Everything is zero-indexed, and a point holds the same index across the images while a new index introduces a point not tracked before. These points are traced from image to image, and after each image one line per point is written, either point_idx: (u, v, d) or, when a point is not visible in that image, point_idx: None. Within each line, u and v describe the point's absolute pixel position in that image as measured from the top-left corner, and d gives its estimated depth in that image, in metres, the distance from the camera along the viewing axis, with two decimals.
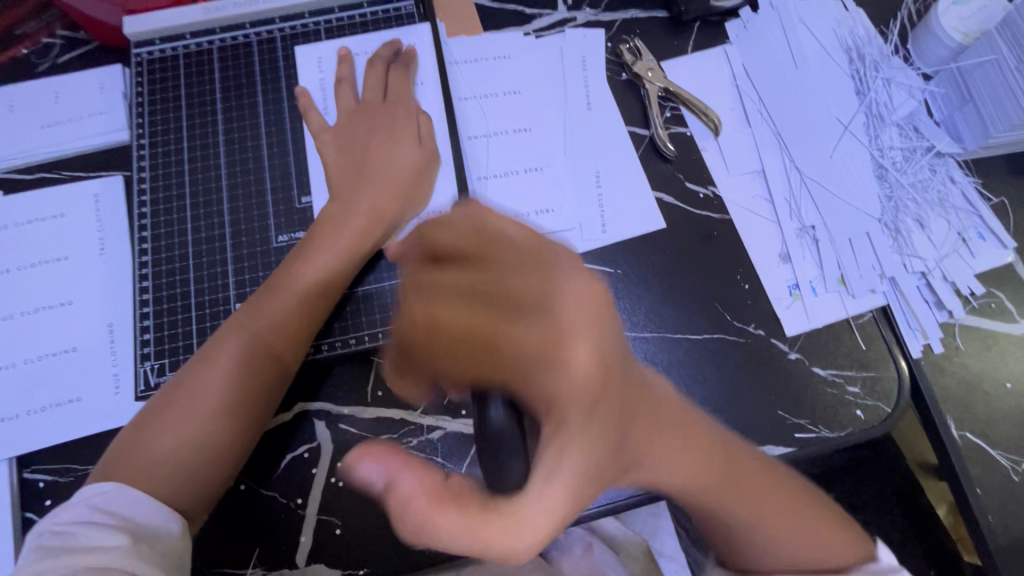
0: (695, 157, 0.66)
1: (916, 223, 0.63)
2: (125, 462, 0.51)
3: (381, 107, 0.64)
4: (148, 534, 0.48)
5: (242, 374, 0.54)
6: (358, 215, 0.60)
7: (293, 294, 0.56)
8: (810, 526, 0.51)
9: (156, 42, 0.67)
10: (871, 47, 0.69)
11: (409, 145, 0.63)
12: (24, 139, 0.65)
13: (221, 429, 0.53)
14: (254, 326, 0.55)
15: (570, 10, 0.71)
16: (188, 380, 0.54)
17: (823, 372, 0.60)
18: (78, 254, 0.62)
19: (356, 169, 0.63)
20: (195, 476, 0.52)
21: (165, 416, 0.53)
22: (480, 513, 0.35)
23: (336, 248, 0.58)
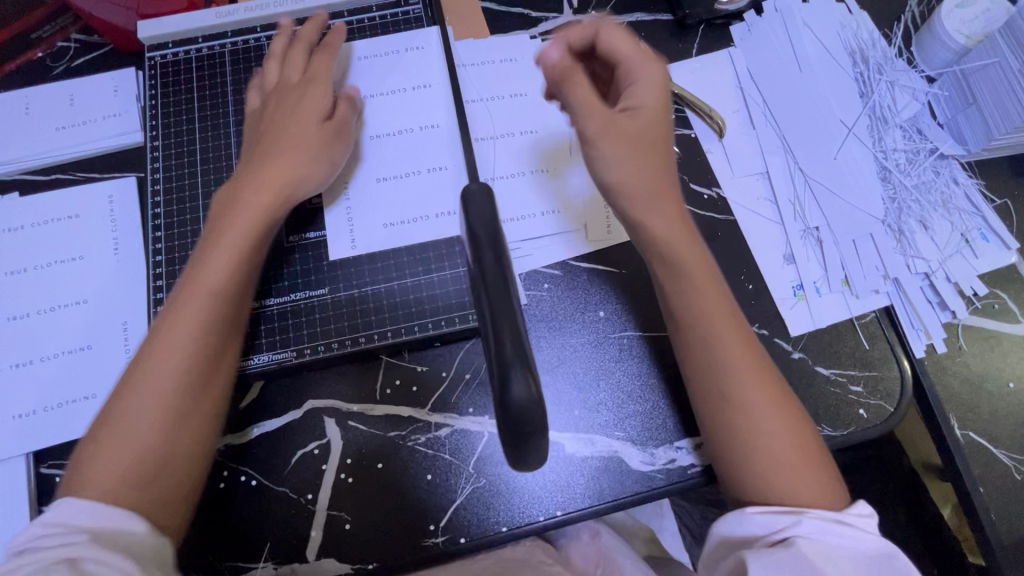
0: (700, 159, 0.67)
1: (919, 224, 0.64)
2: (68, 491, 0.45)
3: (296, 86, 0.61)
4: (99, 532, 0.44)
5: (159, 373, 0.48)
6: (262, 189, 0.55)
7: (198, 285, 0.51)
8: (811, 443, 0.49)
9: (169, 46, 0.68)
10: (874, 50, 0.69)
11: (311, 113, 0.59)
12: (41, 141, 0.66)
13: (157, 430, 0.47)
14: (166, 324, 0.50)
15: (576, 14, 0.72)
16: (111, 404, 0.48)
17: (827, 372, 0.61)
18: (93, 254, 0.63)
19: (258, 144, 0.58)
20: (156, 483, 0.47)
21: (97, 437, 0.47)
22: (751, 357, 0.51)
23: (248, 225, 0.53)
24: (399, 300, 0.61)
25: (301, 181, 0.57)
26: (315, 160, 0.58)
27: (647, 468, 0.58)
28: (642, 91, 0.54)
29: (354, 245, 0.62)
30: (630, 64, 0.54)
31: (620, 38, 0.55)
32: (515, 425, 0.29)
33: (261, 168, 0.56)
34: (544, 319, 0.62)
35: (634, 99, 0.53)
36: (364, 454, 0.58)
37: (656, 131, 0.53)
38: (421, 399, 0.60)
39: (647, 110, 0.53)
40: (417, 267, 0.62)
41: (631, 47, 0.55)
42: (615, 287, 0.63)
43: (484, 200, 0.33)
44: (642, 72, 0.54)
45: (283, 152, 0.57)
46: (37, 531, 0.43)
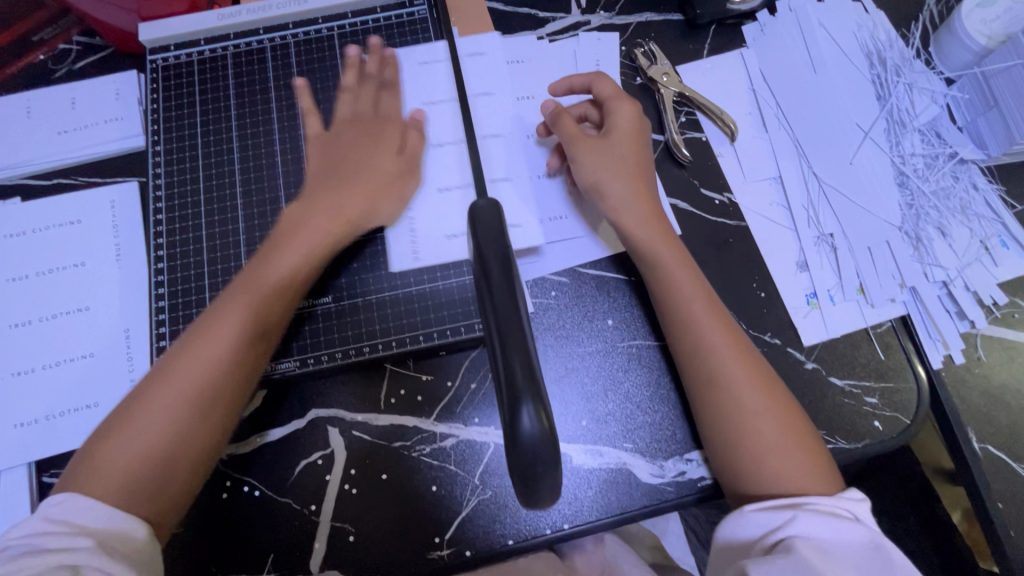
0: (711, 164, 0.65)
1: (937, 231, 0.62)
2: (83, 476, 0.47)
3: (371, 120, 0.61)
4: (114, 532, 0.45)
5: (200, 376, 0.50)
6: (334, 213, 0.57)
7: (255, 289, 0.53)
8: (801, 453, 0.52)
9: (171, 49, 0.67)
10: (892, 51, 0.67)
11: (389, 152, 0.59)
12: (42, 145, 0.66)
13: (183, 428, 0.49)
14: (213, 325, 0.52)
15: (584, 14, 0.71)
16: (141, 393, 0.50)
17: (841, 383, 0.59)
18: (95, 260, 0.63)
19: (330, 173, 0.59)
20: (163, 484, 0.48)
21: (122, 425, 0.49)
22: (743, 366, 0.54)
23: (307, 247, 0.55)
24: (404, 308, 0.60)
25: (371, 215, 0.58)
26: (384, 199, 0.58)
27: (656, 481, 0.57)
28: (625, 126, 0.60)
29: (416, 258, 0.59)
30: (613, 104, 0.61)
31: (607, 83, 0.62)
32: (525, 471, 0.26)
33: (328, 198, 0.57)
34: (550, 328, 0.61)
35: (618, 133, 0.60)
36: (368, 464, 0.58)
37: (636, 160, 0.60)
38: (426, 408, 0.59)
39: (628, 143, 0.60)
40: (422, 275, 0.61)
41: (616, 92, 0.62)
42: (624, 295, 0.62)
43: (492, 214, 0.32)
44: (628, 110, 0.61)
45: (351, 187, 0.57)
46: (58, 524, 0.45)
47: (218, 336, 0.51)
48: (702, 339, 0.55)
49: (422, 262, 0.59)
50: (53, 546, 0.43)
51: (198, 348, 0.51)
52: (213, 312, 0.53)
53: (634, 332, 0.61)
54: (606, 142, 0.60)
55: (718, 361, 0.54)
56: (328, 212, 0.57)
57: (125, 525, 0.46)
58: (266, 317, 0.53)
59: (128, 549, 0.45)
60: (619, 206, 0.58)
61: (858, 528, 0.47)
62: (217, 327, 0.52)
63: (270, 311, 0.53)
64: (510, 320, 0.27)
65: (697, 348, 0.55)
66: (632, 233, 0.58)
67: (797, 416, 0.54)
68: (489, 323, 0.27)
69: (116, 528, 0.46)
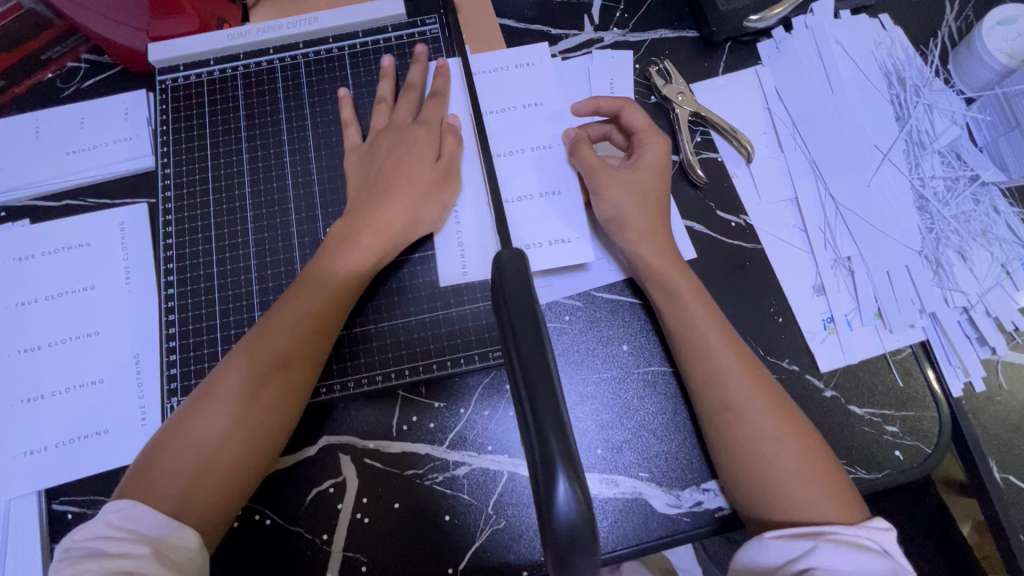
0: (727, 185, 0.64)
1: (959, 255, 0.61)
2: (143, 483, 0.48)
3: (408, 128, 0.61)
4: (170, 541, 0.45)
5: (263, 383, 0.51)
6: (377, 234, 0.57)
7: (320, 295, 0.55)
8: (830, 487, 0.50)
9: (180, 69, 0.66)
10: (911, 70, 0.66)
11: (429, 161, 0.60)
12: (51, 166, 0.65)
13: (244, 435, 0.50)
14: (273, 330, 0.53)
15: (597, 31, 0.70)
16: (200, 400, 0.51)
17: (860, 411, 0.58)
18: (105, 283, 0.62)
19: (371, 186, 0.59)
20: (217, 490, 0.49)
21: (183, 431, 0.50)
22: (766, 395, 0.53)
23: (361, 260, 0.56)
24: (416, 335, 0.59)
25: (417, 225, 0.59)
26: (427, 208, 0.59)
27: (672, 511, 0.56)
28: (652, 162, 0.60)
29: (465, 272, 0.61)
30: (643, 138, 0.61)
31: (639, 116, 0.62)
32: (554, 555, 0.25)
33: (373, 212, 0.58)
34: (564, 353, 0.60)
35: (643, 167, 0.60)
36: (380, 492, 0.57)
37: (659, 194, 0.60)
38: (438, 436, 0.58)
39: (654, 179, 0.60)
40: (436, 301, 0.60)
41: (648, 126, 0.61)
42: (638, 319, 0.61)
43: (520, 267, 0.32)
44: (655, 145, 0.60)
45: (396, 198, 0.58)
46: (116, 528, 0.45)
47: (271, 344, 0.53)
48: (721, 375, 0.53)
49: (470, 277, 0.61)
50: (112, 552, 0.43)
51: (253, 357, 0.52)
52: (273, 321, 0.54)
53: (649, 356, 0.60)
54: (633, 175, 0.59)
55: (739, 399, 0.52)
56: (379, 230, 0.57)
57: (181, 535, 0.46)
58: (325, 327, 0.54)
59: (181, 560, 0.45)
60: (637, 238, 0.58)
61: (878, 559, 0.46)
62: (280, 334, 0.53)
63: (328, 323, 0.54)
64: (540, 380, 0.27)
65: (715, 385, 0.53)
66: (647, 263, 0.57)
67: (824, 450, 0.52)
68: (519, 384, 0.27)
69: (172, 537, 0.45)
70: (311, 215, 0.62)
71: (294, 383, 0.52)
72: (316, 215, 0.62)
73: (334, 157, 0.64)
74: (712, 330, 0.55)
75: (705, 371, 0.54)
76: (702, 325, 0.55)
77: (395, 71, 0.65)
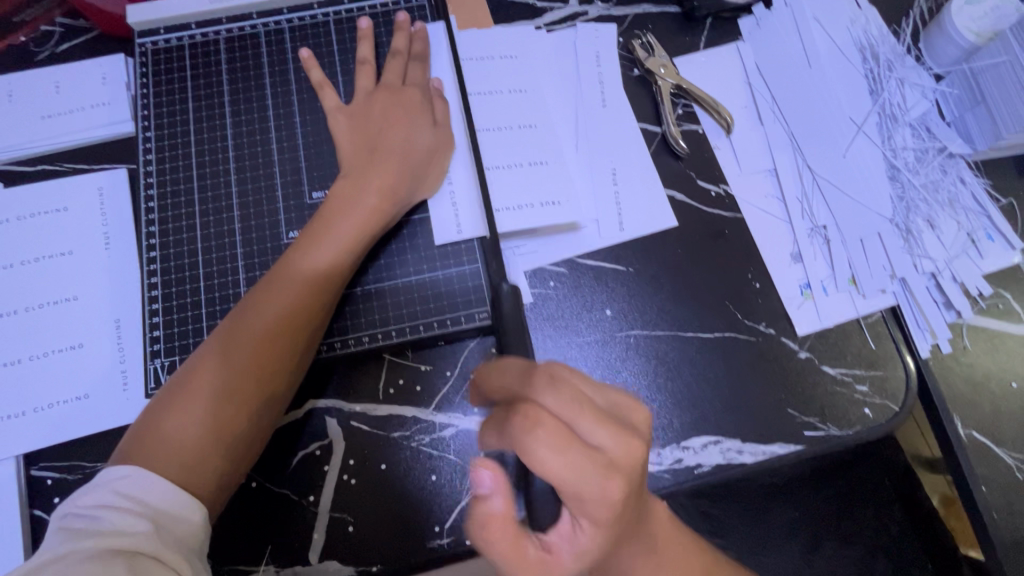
0: (708, 155, 0.66)
1: (927, 223, 0.63)
2: (146, 447, 0.48)
3: (394, 91, 0.62)
4: (171, 515, 0.46)
5: (262, 349, 0.51)
6: (378, 196, 0.57)
7: (316, 262, 0.54)
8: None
9: (161, 32, 0.65)
10: (884, 46, 0.68)
11: (426, 125, 0.61)
12: (25, 130, 0.64)
13: (240, 403, 0.50)
14: (269, 295, 0.53)
15: (581, 5, 0.71)
16: (195, 369, 0.51)
17: (833, 372, 0.61)
18: (83, 249, 0.61)
19: (363, 146, 0.60)
20: (218, 454, 0.49)
21: (184, 396, 0.49)
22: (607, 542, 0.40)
23: (358, 224, 0.56)
24: (404, 299, 0.59)
25: (417, 189, 0.59)
26: (420, 177, 0.59)
27: (653, 469, 0.57)
28: (594, 477, 0.38)
29: (459, 231, 0.60)
30: (563, 425, 0.38)
31: (562, 408, 0.39)
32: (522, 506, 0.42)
33: (370, 172, 0.58)
34: (549, 318, 0.61)
35: (555, 461, 0.37)
36: (367, 454, 0.57)
37: (608, 480, 0.38)
38: (424, 399, 0.59)
39: (592, 510, 0.38)
40: (423, 265, 0.60)
41: (575, 410, 0.39)
42: (623, 288, 0.62)
43: (514, 299, 0.58)
44: (601, 435, 0.39)
45: (390, 158, 0.59)
46: (121, 497, 0.45)
47: (268, 311, 0.52)
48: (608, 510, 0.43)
49: (463, 236, 0.60)
50: (109, 527, 0.43)
51: (250, 323, 0.52)
52: (264, 292, 0.53)
53: (637, 319, 0.62)
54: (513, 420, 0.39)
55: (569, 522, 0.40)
56: (371, 200, 0.57)
57: (181, 507, 0.46)
58: (321, 297, 0.54)
59: (182, 534, 0.46)
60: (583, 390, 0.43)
61: None
62: (272, 307, 0.52)
63: (323, 294, 0.54)
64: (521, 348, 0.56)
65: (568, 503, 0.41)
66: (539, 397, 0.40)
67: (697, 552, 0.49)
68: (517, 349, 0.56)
69: (174, 510, 0.46)
70: (296, 179, 0.62)
71: (288, 353, 0.52)
72: (302, 179, 0.62)
73: (319, 123, 0.63)
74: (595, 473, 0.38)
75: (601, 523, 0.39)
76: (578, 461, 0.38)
77: (372, 35, 0.65)
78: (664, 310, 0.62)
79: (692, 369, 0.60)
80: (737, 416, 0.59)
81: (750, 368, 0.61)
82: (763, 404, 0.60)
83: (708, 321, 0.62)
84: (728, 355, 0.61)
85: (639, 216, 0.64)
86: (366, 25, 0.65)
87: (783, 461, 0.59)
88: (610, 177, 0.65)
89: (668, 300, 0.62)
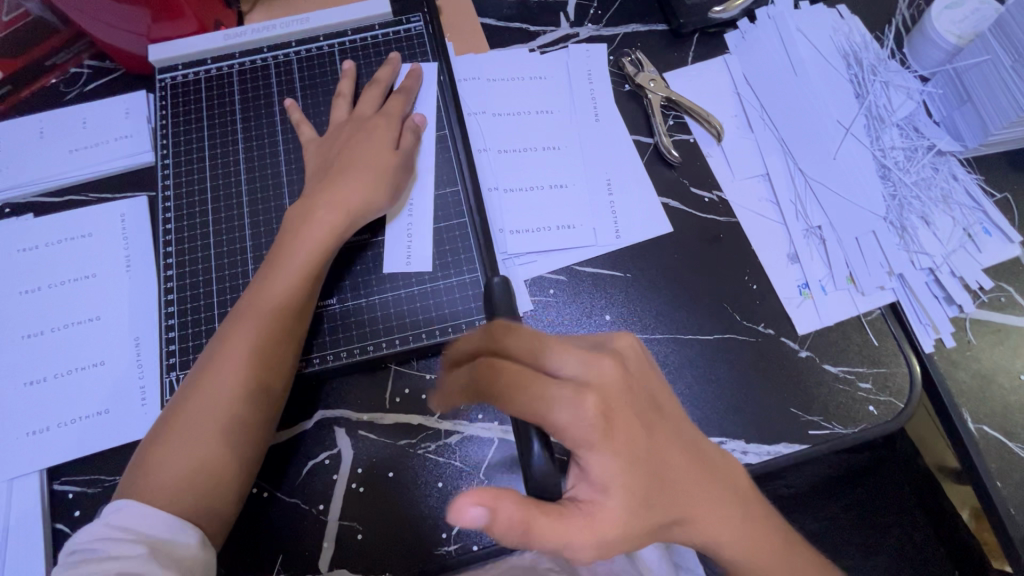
0: (700, 163, 0.68)
1: (921, 220, 0.64)
2: (141, 483, 0.50)
3: (368, 119, 0.65)
4: (169, 540, 0.47)
5: (233, 371, 0.53)
6: (333, 208, 0.59)
7: (283, 280, 0.56)
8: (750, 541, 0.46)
9: (179, 68, 0.70)
10: (867, 52, 0.70)
11: (383, 143, 0.63)
12: (54, 162, 0.68)
13: (220, 426, 0.52)
14: (240, 322, 0.55)
15: (573, 27, 0.74)
16: (179, 405, 0.53)
17: (835, 370, 0.61)
18: (106, 271, 0.64)
19: (328, 168, 0.62)
20: (209, 479, 0.51)
21: (170, 431, 0.52)
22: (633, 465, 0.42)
23: (320, 239, 0.58)
24: (406, 308, 0.61)
25: (371, 205, 0.60)
26: (382, 188, 0.61)
27: None
28: (568, 397, 0.42)
29: (408, 262, 0.63)
30: (523, 360, 0.44)
31: (513, 342, 0.45)
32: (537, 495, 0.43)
33: (327, 189, 0.60)
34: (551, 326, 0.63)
35: (529, 395, 0.42)
36: (374, 463, 0.58)
37: (585, 398, 0.42)
38: (430, 407, 0.60)
39: (583, 433, 0.42)
40: (424, 275, 0.62)
41: (529, 343, 0.45)
42: (622, 292, 0.64)
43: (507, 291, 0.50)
44: (566, 359, 0.44)
45: (349, 176, 0.60)
46: (118, 529, 0.47)
47: (239, 337, 0.54)
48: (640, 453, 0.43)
49: (413, 266, 0.62)
50: (107, 554, 0.45)
51: (222, 350, 0.54)
52: (236, 317, 0.55)
53: (638, 324, 0.63)
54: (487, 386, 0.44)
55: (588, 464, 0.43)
56: (330, 214, 0.59)
57: (180, 532, 0.48)
58: (287, 307, 0.56)
59: (184, 557, 0.47)
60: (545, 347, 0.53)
61: None
62: (242, 329, 0.55)
63: (286, 307, 0.56)
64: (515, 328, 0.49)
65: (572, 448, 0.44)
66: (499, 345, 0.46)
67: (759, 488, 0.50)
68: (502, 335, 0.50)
69: (172, 535, 0.47)
70: None
71: (258, 372, 0.54)
72: None
73: None
74: (571, 387, 0.43)
75: (609, 449, 0.42)
76: (554, 388, 0.42)
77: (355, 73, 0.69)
78: (663, 314, 0.63)
79: (693, 371, 0.61)
80: (741, 417, 0.59)
81: (750, 368, 0.61)
82: (767, 404, 0.60)
83: (708, 324, 0.62)
84: (728, 356, 0.61)
85: (634, 223, 0.66)
86: (350, 64, 0.68)
87: (789, 460, 0.58)
88: (605, 188, 0.67)
89: (665, 304, 0.63)
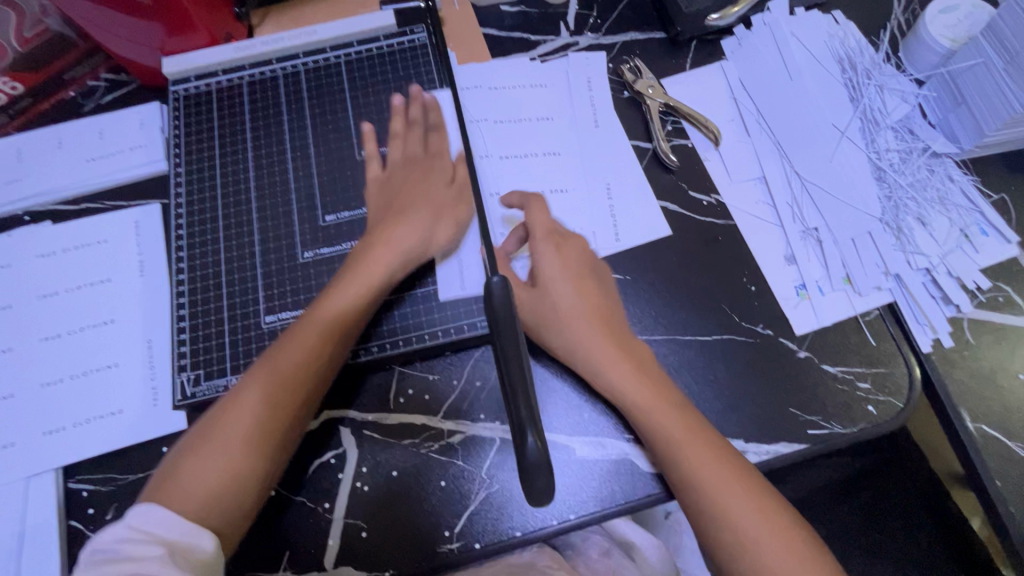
0: (697, 167, 0.69)
1: (918, 221, 0.65)
2: (169, 488, 0.51)
3: (421, 160, 0.66)
4: (186, 545, 0.48)
5: (277, 397, 0.54)
6: (393, 248, 0.60)
7: (333, 313, 0.57)
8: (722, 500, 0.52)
9: (191, 80, 0.72)
10: (862, 57, 0.72)
11: (439, 185, 0.64)
12: (72, 172, 0.71)
13: (256, 449, 0.53)
14: (289, 345, 0.56)
15: (572, 36, 0.76)
16: (219, 415, 0.54)
17: (834, 370, 0.61)
18: (120, 276, 0.67)
19: (388, 206, 0.63)
20: (233, 498, 0.52)
21: (206, 443, 0.53)
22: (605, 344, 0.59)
23: (371, 274, 0.59)
24: (410, 311, 0.63)
25: (428, 243, 0.62)
26: (434, 229, 0.62)
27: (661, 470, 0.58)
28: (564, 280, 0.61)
29: (463, 287, 0.63)
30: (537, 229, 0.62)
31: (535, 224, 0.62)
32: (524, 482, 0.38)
33: (388, 228, 0.61)
34: None
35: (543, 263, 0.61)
36: (378, 462, 0.60)
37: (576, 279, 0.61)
38: (433, 406, 0.62)
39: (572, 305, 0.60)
40: (428, 278, 0.64)
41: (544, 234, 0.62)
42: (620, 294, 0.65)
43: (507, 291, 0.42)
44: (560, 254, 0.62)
45: (412, 216, 0.62)
46: (136, 531, 0.48)
47: (285, 360, 0.56)
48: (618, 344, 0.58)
49: (469, 292, 0.63)
50: (127, 555, 0.46)
51: (269, 371, 0.55)
52: (286, 341, 0.56)
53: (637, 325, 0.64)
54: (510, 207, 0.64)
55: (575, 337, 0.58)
56: (383, 251, 0.60)
57: (198, 539, 0.49)
58: (336, 339, 0.57)
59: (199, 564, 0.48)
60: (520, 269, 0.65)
61: None
62: (292, 355, 0.56)
63: (334, 341, 0.57)
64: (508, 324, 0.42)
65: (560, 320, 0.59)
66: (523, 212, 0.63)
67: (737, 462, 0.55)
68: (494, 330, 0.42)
69: (189, 539, 0.48)
70: (311, 205, 0.67)
71: (299, 401, 0.55)
72: (316, 203, 0.67)
73: (332, 152, 0.69)
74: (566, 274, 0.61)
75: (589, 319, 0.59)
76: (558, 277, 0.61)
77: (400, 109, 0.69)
78: (661, 316, 0.64)
79: (691, 372, 0.62)
80: (739, 417, 0.60)
81: (748, 367, 0.62)
82: (765, 404, 0.60)
83: (707, 325, 0.63)
84: (727, 356, 0.62)
85: (633, 227, 0.67)
86: (396, 101, 0.68)
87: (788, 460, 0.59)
88: (605, 193, 0.68)
89: (664, 306, 0.64)
